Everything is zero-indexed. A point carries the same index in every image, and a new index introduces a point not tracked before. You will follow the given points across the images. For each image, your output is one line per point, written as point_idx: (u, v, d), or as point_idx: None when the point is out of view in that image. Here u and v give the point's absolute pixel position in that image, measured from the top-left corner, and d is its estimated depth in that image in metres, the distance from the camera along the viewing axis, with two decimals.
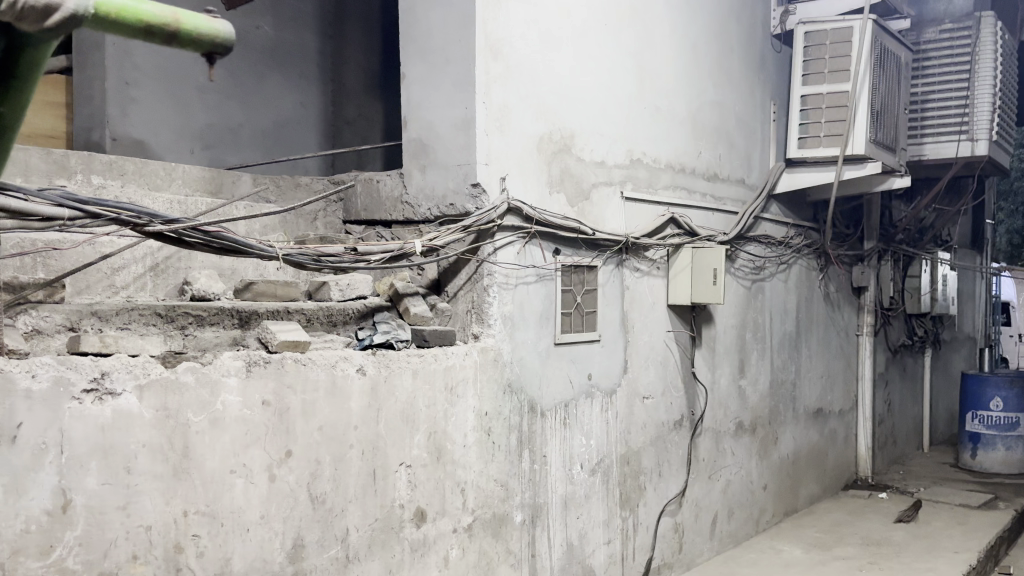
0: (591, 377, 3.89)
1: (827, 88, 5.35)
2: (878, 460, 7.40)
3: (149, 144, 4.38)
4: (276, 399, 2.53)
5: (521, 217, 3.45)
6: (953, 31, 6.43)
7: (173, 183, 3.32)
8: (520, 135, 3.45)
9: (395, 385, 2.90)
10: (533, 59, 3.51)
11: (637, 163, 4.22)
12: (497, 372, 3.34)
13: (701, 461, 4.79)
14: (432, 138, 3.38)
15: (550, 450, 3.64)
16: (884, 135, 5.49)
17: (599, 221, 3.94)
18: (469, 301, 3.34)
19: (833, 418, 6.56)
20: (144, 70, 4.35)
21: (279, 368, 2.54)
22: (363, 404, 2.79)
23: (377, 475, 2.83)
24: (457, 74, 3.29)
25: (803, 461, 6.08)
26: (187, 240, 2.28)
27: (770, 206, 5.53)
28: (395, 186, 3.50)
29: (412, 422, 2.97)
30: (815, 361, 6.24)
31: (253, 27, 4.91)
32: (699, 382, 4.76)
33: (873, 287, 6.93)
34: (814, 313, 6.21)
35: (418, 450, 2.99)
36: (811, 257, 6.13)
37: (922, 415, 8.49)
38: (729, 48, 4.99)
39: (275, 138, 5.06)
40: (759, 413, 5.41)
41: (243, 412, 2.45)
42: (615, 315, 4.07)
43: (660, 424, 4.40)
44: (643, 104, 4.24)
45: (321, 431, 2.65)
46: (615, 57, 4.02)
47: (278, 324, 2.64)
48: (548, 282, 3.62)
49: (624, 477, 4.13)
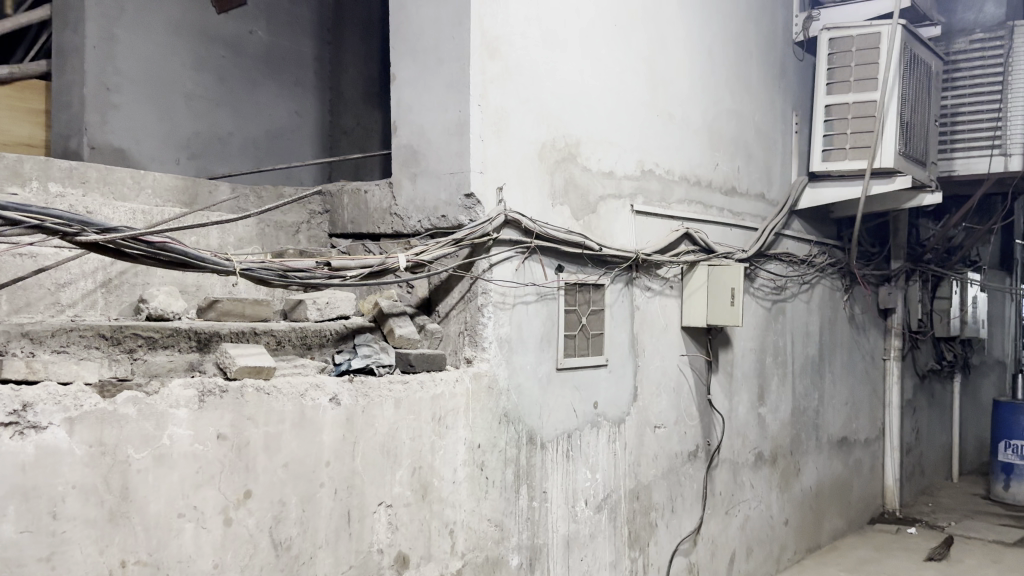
0: (597, 406, 3.59)
1: (853, 97, 5.00)
2: (906, 491, 7.02)
3: (131, 153, 4.11)
4: (233, 433, 2.24)
5: (520, 230, 3.17)
6: (985, 40, 6.11)
7: (141, 193, 3.04)
8: (520, 143, 3.16)
9: (374, 416, 2.61)
10: (534, 59, 3.23)
11: (649, 175, 3.92)
12: (492, 401, 3.04)
13: (718, 495, 4.45)
14: (423, 144, 3.10)
15: (552, 485, 3.33)
16: (914, 148, 5.14)
17: (607, 236, 3.65)
18: (462, 322, 3.05)
19: (858, 447, 6.20)
20: (128, 75, 4.09)
21: (237, 398, 2.25)
22: (336, 438, 2.49)
23: (352, 517, 2.53)
24: (450, 75, 3.01)
25: (827, 493, 5.71)
26: (128, 253, 2.00)
27: (792, 222, 5.22)
28: (384, 197, 3.22)
29: (393, 456, 2.67)
30: (840, 387, 5.88)
31: (246, 32, 4.68)
32: (716, 410, 4.43)
33: (901, 309, 6.57)
34: (838, 336, 5.86)
35: (400, 488, 2.69)
36: (835, 277, 5.80)
37: (952, 443, 8.09)
38: (749, 55, 4.71)
39: (267, 147, 4.82)
40: (780, 442, 5.08)
41: (194, 448, 2.17)
42: (625, 337, 3.77)
43: (673, 455, 4.08)
44: (655, 112, 3.95)
45: (286, 468, 2.36)
46: (625, 60, 3.73)
47: (239, 349, 2.37)
48: (550, 301, 3.32)
49: (633, 514, 3.80)
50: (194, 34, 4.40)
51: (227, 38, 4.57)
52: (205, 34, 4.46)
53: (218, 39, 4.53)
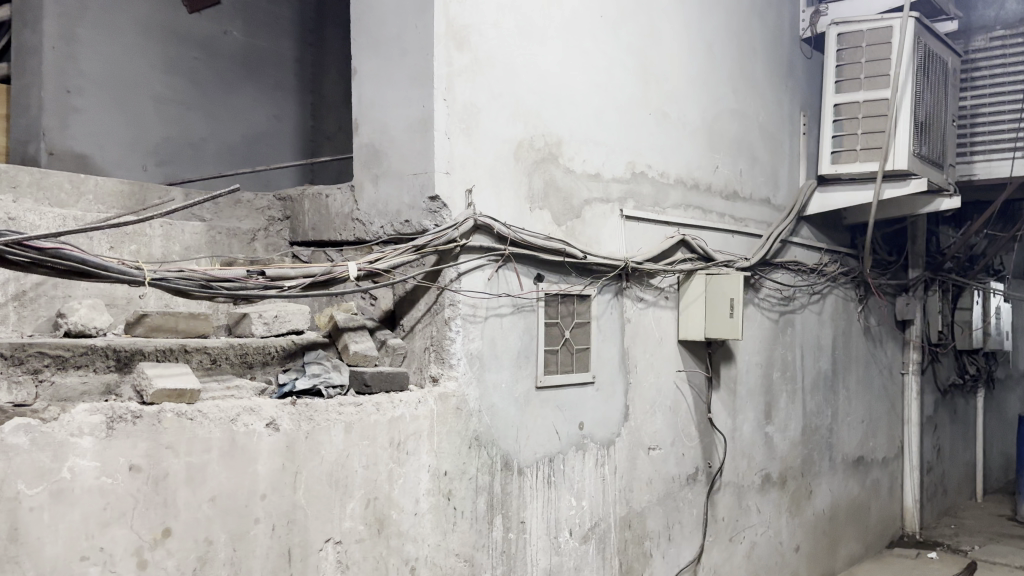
0: (582, 428, 3.30)
1: (864, 95, 4.68)
2: (927, 512, 6.66)
3: (94, 160, 3.87)
4: (149, 464, 1.99)
5: (493, 236, 2.90)
6: (1006, 38, 5.78)
7: (81, 200, 2.81)
8: (492, 141, 2.90)
9: (321, 443, 2.34)
10: (509, 50, 2.97)
11: (641, 177, 3.65)
12: (460, 424, 2.77)
13: (721, 521, 4.15)
14: (386, 144, 2.85)
15: (531, 514, 3.05)
16: (931, 149, 4.82)
17: (593, 243, 3.38)
18: (427, 337, 2.79)
19: (875, 466, 5.86)
20: (91, 77, 3.85)
21: (154, 425, 2.00)
22: (274, 468, 2.23)
23: (293, 556, 2.27)
24: (412, 67, 2.76)
25: (841, 516, 5.38)
26: (15, 262, 1.75)
27: (800, 228, 4.93)
28: (346, 201, 2.97)
29: (344, 487, 2.40)
30: (855, 403, 5.56)
31: (220, 32, 4.46)
32: (717, 429, 4.13)
33: (920, 320, 6.24)
34: (852, 349, 5.54)
35: (352, 522, 2.42)
36: (848, 287, 5.49)
37: (975, 460, 7.72)
38: (752, 51, 4.43)
39: (243, 153, 4.60)
40: (790, 464, 4.77)
41: (100, 482, 1.91)
42: (615, 353, 3.49)
43: (670, 479, 3.79)
44: (648, 110, 3.68)
45: (214, 502, 2.11)
46: (613, 53, 3.47)
47: (160, 368, 2.12)
48: (527, 313, 3.05)
49: (625, 543, 3.51)
50: (164, 34, 4.17)
51: (200, 39, 4.35)
52: (175, 34, 4.23)
53: (191, 39, 4.31)
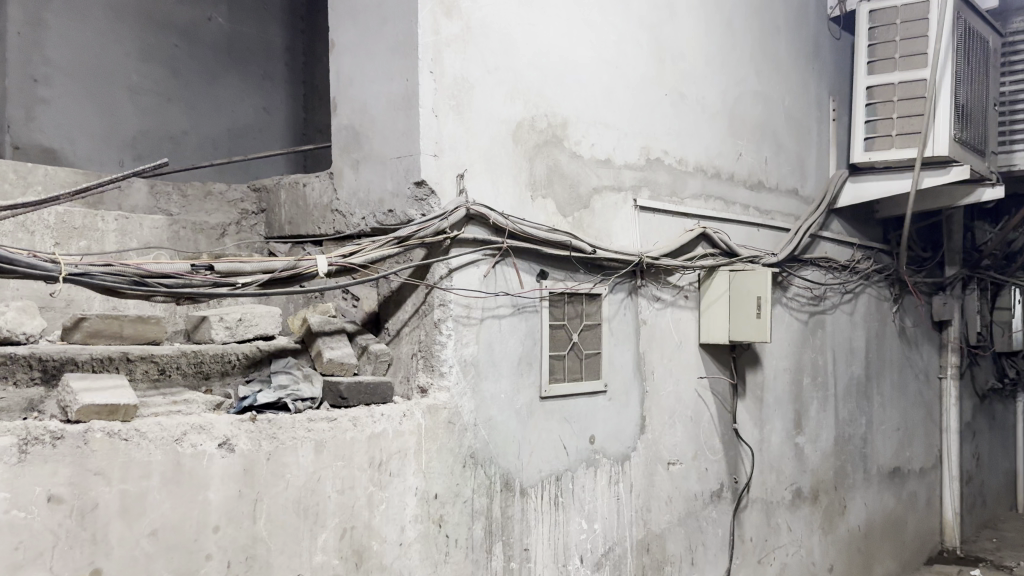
0: (594, 442, 2.97)
1: (899, 76, 4.30)
2: (967, 525, 6.24)
3: (64, 155, 3.57)
4: (73, 494, 1.67)
5: (489, 227, 2.58)
6: None
7: (28, 191, 2.51)
8: (488, 121, 2.58)
9: (286, 465, 2.03)
10: (506, 18, 2.64)
11: (657, 165, 3.32)
12: (452, 440, 2.45)
13: (748, 541, 3.80)
14: (367, 124, 2.54)
15: (536, 540, 2.72)
16: (971, 135, 4.44)
17: (604, 236, 3.05)
18: (415, 341, 2.48)
19: (912, 477, 5.47)
20: (60, 65, 3.55)
21: (78, 448, 1.68)
22: (230, 494, 1.92)
23: None
24: (395, 36, 2.44)
25: (877, 532, 4.99)
26: None
27: (830, 222, 4.59)
28: (325, 190, 2.68)
29: (315, 516, 2.08)
30: (890, 410, 5.18)
31: (203, 18, 4.18)
32: (744, 441, 3.78)
33: (957, 321, 5.83)
34: (886, 351, 5.16)
35: (324, 556, 2.10)
36: (882, 285, 5.12)
37: (1016, 469, 7.28)
38: (775, 29, 4.09)
39: (228, 148, 4.33)
40: (821, 477, 4.40)
41: (10, 516, 1.58)
42: (629, 358, 3.15)
43: (692, 497, 3.44)
44: (663, 91, 3.35)
45: (155, 537, 1.79)
46: (624, 26, 3.14)
47: (90, 381, 1.83)
48: (529, 315, 2.72)
49: (643, 569, 3.16)
50: (142, 20, 3.89)
51: (180, 26, 4.07)
52: (154, 21, 3.95)
53: (170, 26, 4.02)
